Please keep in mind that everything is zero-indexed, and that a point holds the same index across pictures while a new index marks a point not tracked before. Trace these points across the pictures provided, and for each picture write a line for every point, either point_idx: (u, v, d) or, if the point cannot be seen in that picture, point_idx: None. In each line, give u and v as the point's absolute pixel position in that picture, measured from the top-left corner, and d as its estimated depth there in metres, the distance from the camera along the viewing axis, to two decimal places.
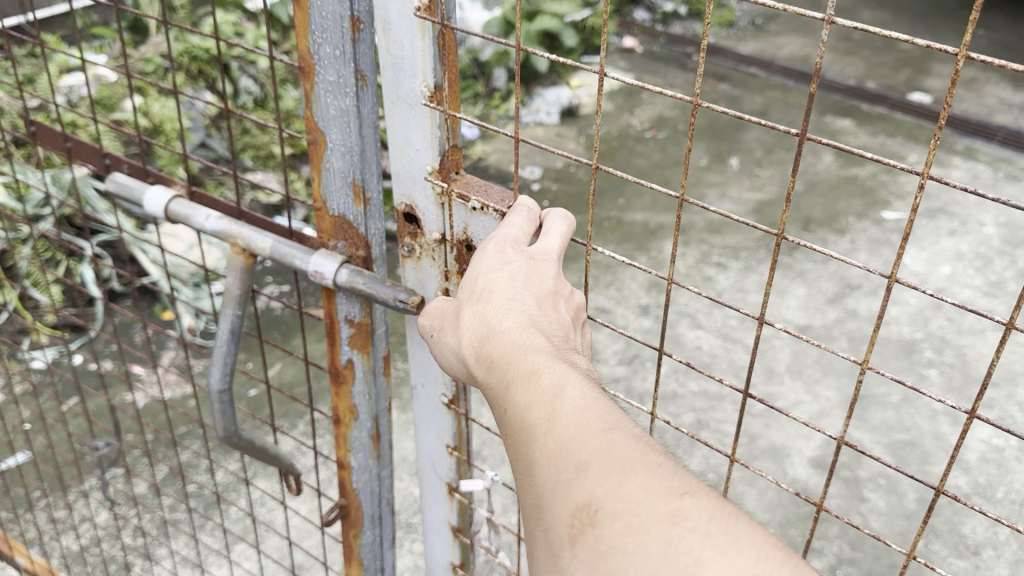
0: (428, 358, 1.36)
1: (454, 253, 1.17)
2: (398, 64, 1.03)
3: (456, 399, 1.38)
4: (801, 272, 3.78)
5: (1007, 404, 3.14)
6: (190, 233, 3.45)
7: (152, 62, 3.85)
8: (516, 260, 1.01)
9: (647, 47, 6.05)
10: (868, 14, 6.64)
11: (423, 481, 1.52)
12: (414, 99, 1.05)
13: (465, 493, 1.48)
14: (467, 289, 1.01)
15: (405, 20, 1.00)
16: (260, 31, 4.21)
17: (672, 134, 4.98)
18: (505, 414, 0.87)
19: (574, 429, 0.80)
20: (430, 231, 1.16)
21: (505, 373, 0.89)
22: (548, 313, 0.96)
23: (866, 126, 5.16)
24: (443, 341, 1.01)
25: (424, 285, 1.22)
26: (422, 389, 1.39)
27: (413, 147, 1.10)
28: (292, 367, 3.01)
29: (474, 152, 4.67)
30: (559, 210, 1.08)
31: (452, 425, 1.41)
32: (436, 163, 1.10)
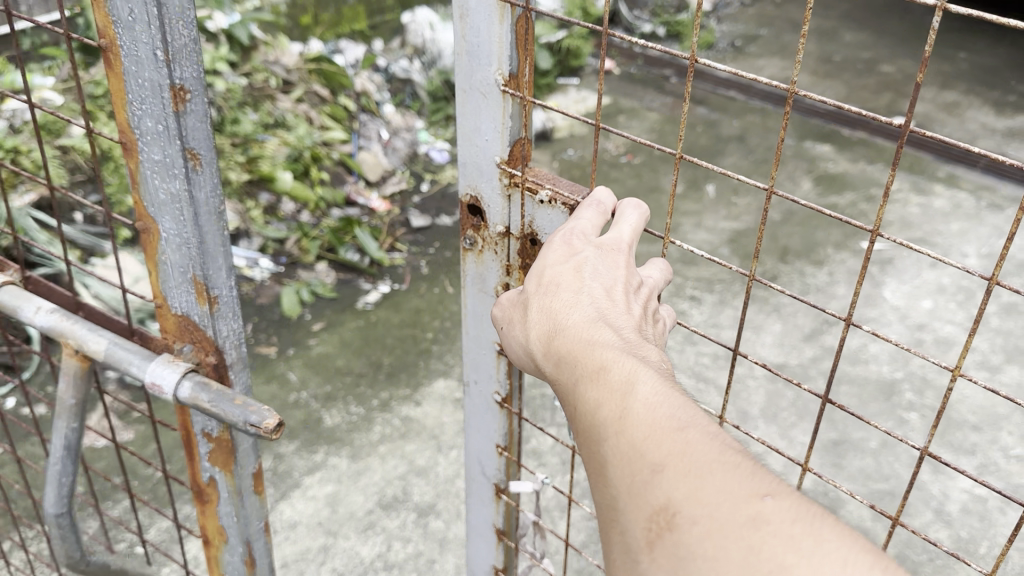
0: (483, 356, 1.41)
1: (517, 246, 1.25)
2: (475, 52, 1.13)
3: (508, 398, 1.43)
4: (778, 306, 3.65)
5: (990, 450, 2.99)
6: (135, 266, 3.28)
7: (102, 84, 3.68)
8: (585, 252, 1.03)
9: (625, 69, 5.93)
10: (850, 36, 6.57)
11: (470, 481, 1.58)
12: (488, 87, 1.14)
13: (512, 495, 1.54)
14: (538, 282, 1.04)
15: (484, 10, 1.09)
16: (218, 53, 4.11)
17: (648, 159, 4.85)
18: (576, 411, 0.88)
19: (646, 427, 0.79)
20: (494, 224, 1.25)
21: (575, 368, 0.91)
22: (617, 307, 0.97)
23: (846, 151, 5.04)
24: (513, 335, 1.06)
25: (484, 278, 1.32)
26: (475, 386, 1.45)
27: (483, 138, 1.19)
28: None
29: (444, 177, 4.51)
30: (630, 201, 1.10)
31: (502, 424, 1.46)
32: (506, 152, 1.19)
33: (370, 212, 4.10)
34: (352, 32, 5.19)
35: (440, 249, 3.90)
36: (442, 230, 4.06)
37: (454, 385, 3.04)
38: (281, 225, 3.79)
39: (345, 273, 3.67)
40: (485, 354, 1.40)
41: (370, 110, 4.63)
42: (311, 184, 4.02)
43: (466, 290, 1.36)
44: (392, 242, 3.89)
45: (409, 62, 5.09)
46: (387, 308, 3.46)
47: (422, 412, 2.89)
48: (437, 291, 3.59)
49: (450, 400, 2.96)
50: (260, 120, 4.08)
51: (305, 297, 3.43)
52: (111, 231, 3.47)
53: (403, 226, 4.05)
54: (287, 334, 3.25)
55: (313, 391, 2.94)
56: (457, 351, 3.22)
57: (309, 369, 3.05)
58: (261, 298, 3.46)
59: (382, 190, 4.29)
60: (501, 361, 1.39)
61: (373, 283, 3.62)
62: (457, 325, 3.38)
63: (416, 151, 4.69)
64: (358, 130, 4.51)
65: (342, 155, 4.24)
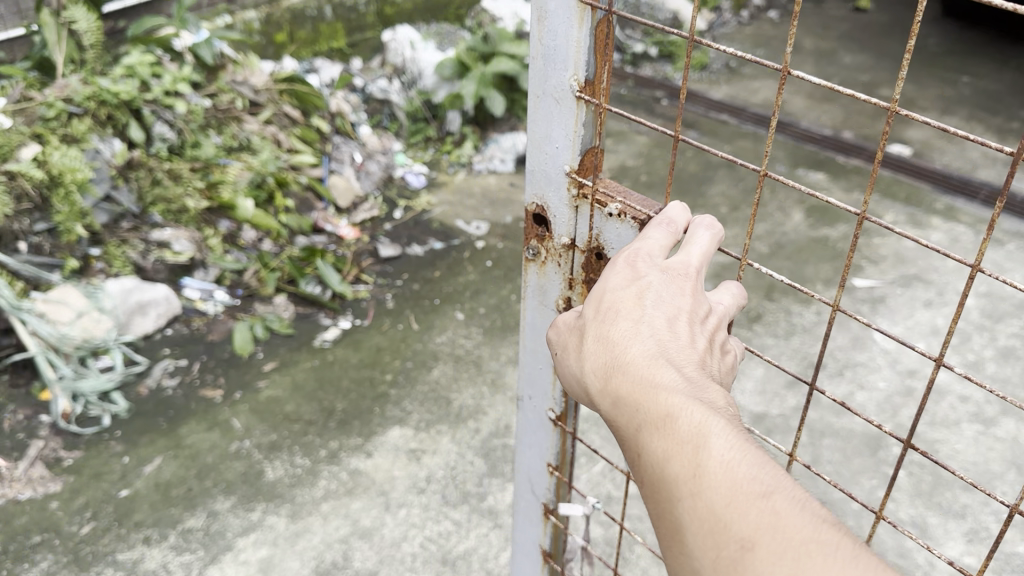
0: (539, 371, 1.42)
1: (581, 259, 1.24)
2: (550, 55, 1.09)
3: (562, 417, 1.43)
4: (760, 349, 3.46)
5: (982, 513, 2.79)
6: (80, 299, 3.06)
7: (54, 106, 3.46)
8: (649, 275, 1.00)
9: (614, 90, 5.75)
10: (849, 58, 6.38)
11: (522, 498, 1.62)
12: (561, 93, 1.11)
13: (560, 514, 1.58)
14: (597, 307, 1.02)
15: (562, 12, 1.05)
16: (181, 72, 3.91)
17: (634, 186, 4.65)
18: (639, 459, 0.89)
19: (727, 496, 0.80)
20: (559, 235, 1.24)
21: (635, 410, 0.90)
22: (678, 338, 0.95)
23: (840, 180, 4.86)
24: (568, 362, 1.04)
25: (546, 291, 1.32)
26: (530, 402, 1.46)
27: (553, 145, 1.17)
28: (175, 461, 2.67)
29: (419, 204, 4.33)
30: (703, 218, 1.06)
31: (554, 442, 1.47)
32: (575, 162, 1.16)
33: (337, 240, 3.94)
34: (329, 50, 5.15)
35: (408, 282, 3.71)
36: (412, 260, 3.87)
37: (410, 434, 2.85)
38: (240, 255, 3.62)
39: (304, 306, 3.49)
40: (541, 370, 1.41)
41: (345, 132, 4.49)
42: (275, 212, 3.85)
43: (525, 301, 1.37)
44: (358, 274, 3.72)
45: (387, 81, 4.97)
46: (345, 347, 3.28)
47: (372, 465, 2.70)
48: (400, 328, 3.40)
49: (404, 451, 2.76)
50: (224, 143, 3.87)
51: (259, 333, 3.26)
52: (59, 260, 3.25)
53: (370, 256, 3.87)
54: (236, 375, 3.07)
55: (257, 440, 2.77)
56: (415, 397, 3.03)
57: (255, 416, 2.88)
58: (213, 334, 3.27)
59: (353, 217, 4.11)
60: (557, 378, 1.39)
61: (333, 318, 3.44)
62: (419, 367, 3.19)
63: (392, 176, 4.52)
64: (330, 154, 4.33)
65: (311, 179, 4.04)
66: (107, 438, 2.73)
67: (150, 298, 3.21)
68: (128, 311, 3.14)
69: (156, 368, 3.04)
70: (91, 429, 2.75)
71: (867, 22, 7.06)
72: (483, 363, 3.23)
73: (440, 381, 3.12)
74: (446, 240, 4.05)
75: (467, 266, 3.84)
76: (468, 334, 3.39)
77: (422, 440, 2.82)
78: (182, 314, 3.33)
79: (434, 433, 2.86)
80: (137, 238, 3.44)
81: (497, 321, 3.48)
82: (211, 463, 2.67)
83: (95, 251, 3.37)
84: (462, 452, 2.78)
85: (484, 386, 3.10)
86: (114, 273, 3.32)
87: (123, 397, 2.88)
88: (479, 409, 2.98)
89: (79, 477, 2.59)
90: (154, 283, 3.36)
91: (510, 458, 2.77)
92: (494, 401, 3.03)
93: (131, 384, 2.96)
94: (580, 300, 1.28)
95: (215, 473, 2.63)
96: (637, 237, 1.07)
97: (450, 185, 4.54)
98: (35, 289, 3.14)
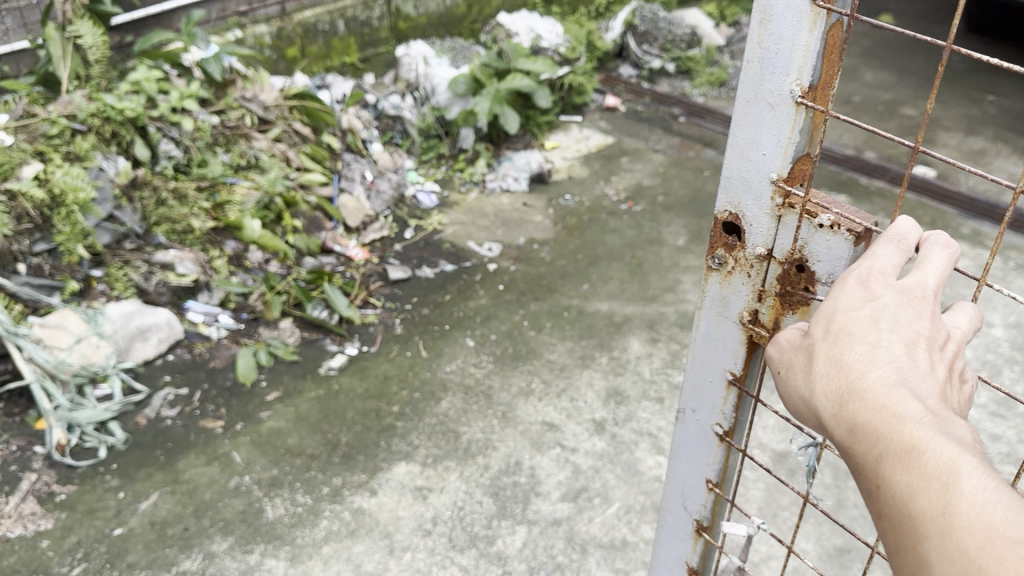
0: (708, 383, 1.25)
1: (776, 273, 1.09)
2: (770, 59, 0.96)
3: (730, 432, 1.27)
4: None
5: None
6: (80, 324, 2.97)
7: (57, 122, 3.38)
8: (886, 296, 0.85)
9: (630, 106, 5.64)
10: (870, 74, 6.24)
11: (666, 513, 1.45)
12: (779, 98, 0.98)
13: (714, 534, 1.40)
14: (825, 326, 0.87)
15: (792, 11, 0.93)
16: (188, 88, 3.82)
17: (651, 207, 4.49)
18: (878, 496, 0.75)
19: (994, 552, 0.66)
20: (753, 246, 1.09)
21: (875, 441, 0.77)
22: (924, 364, 0.80)
23: (863, 203, 4.69)
24: (789, 385, 0.90)
25: (729, 303, 1.16)
26: (692, 416, 1.30)
27: (760, 152, 1.03)
28: (172, 497, 2.57)
29: (430, 223, 4.22)
30: (941, 238, 0.91)
31: (718, 459, 1.31)
32: (785, 171, 1.02)
33: (346, 261, 3.84)
34: (342, 65, 5.09)
35: (418, 306, 3.60)
36: (422, 283, 3.76)
37: (416, 470, 2.73)
38: (246, 277, 3.53)
39: (310, 331, 3.39)
40: (712, 384, 1.25)
41: (356, 149, 4.40)
42: (282, 232, 3.75)
43: (701, 311, 1.21)
44: (366, 296, 3.61)
45: (399, 97, 4.88)
46: (351, 375, 3.17)
47: (376, 504, 2.59)
48: (409, 355, 3.29)
49: (410, 489, 2.66)
50: (231, 161, 3.79)
51: (263, 360, 3.16)
52: (59, 282, 3.16)
53: (379, 278, 3.76)
54: (238, 405, 2.97)
55: (258, 476, 2.67)
56: (422, 430, 2.92)
57: (256, 449, 2.78)
58: (216, 360, 3.17)
59: (362, 237, 4.01)
60: (730, 392, 1.23)
61: (340, 344, 3.34)
62: (427, 398, 3.07)
63: (403, 195, 4.41)
64: (341, 171, 4.23)
65: (320, 199, 3.96)
66: (102, 471, 2.64)
67: (151, 323, 3.13)
68: (128, 337, 3.06)
69: (155, 397, 2.95)
70: (86, 461, 2.66)
71: (890, 38, 6.92)
72: (493, 394, 3.11)
73: (448, 413, 3.00)
74: (458, 262, 3.94)
75: (478, 290, 3.73)
76: (478, 363, 3.27)
77: (429, 477, 2.71)
78: (184, 339, 3.24)
79: (442, 469, 2.74)
80: (140, 260, 3.34)
81: (507, 349, 3.36)
82: (210, 500, 2.57)
83: (97, 272, 3.27)
84: (470, 490, 2.67)
85: (494, 419, 2.98)
86: (115, 296, 3.24)
87: (120, 428, 2.78)
88: (489, 444, 2.87)
89: (72, 512, 2.50)
90: (156, 307, 3.28)
91: (520, 498, 2.65)
92: (504, 435, 2.91)
93: (129, 413, 2.87)
94: (769, 316, 1.12)
95: (214, 511, 2.53)
96: (862, 255, 0.93)
97: (462, 204, 4.43)
98: (33, 312, 3.06)
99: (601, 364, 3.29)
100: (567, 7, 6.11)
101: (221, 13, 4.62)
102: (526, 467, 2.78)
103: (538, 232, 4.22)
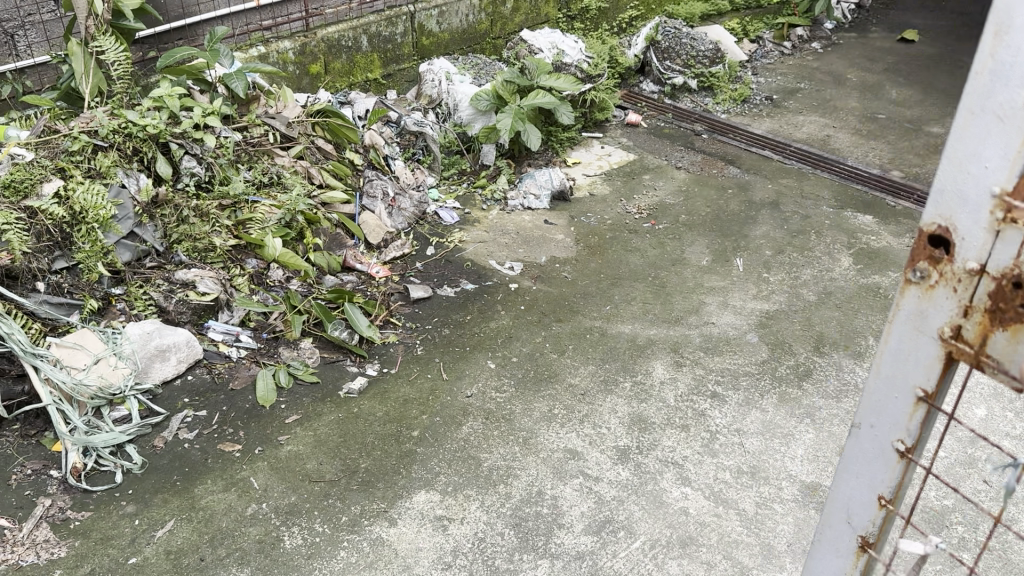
0: (891, 395, 1.07)
1: (985, 298, 0.91)
2: (1002, 71, 0.83)
3: (914, 449, 1.07)
4: (811, 411, 3.16)
5: None
6: (98, 344, 2.96)
7: (79, 139, 3.36)
8: None
9: (653, 123, 5.60)
10: (896, 92, 6.15)
11: (829, 529, 1.25)
12: (1013, 108, 0.83)
13: (880, 557, 1.19)
14: None
15: None
16: (211, 105, 3.78)
17: (674, 226, 4.42)
18: None
19: None
20: (963, 262, 0.92)
21: None
22: None
23: (890, 224, 4.52)
24: None
25: (927, 316, 0.98)
26: (870, 431, 1.12)
27: (981, 164, 0.87)
28: (188, 524, 2.53)
29: (451, 241, 4.17)
30: None
31: (895, 477, 1.11)
32: (1013, 184, 0.85)
33: (367, 279, 3.78)
34: (365, 81, 5.11)
35: (438, 326, 3.55)
36: (442, 302, 3.70)
37: (436, 499, 2.68)
38: (267, 296, 3.48)
39: (330, 352, 3.33)
40: (897, 397, 1.06)
41: (378, 165, 4.40)
42: (304, 250, 3.74)
43: (893, 322, 1.04)
44: (386, 316, 3.56)
45: (422, 114, 4.86)
46: (371, 398, 3.12)
47: (396, 534, 2.54)
48: (429, 378, 3.23)
49: (430, 519, 2.60)
50: (253, 178, 3.75)
51: (282, 381, 3.12)
52: (79, 300, 3.12)
53: (399, 297, 3.71)
54: (256, 428, 2.92)
55: (276, 503, 2.62)
56: (442, 457, 2.85)
57: (274, 474, 2.73)
58: (235, 381, 3.13)
59: (383, 255, 3.97)
60: (917, 409, 1.04)
61: (360, 365, 3.29)
62: (448, 423, 3.01)
63: (424, 212, 4.36)
64: (362, 188, 4.22)
65: (341, 217, 3.94)
66: (118, 497, 2.60)
67: (171, 342, 3.09)
68: (147, 357, 3.02)
69: (174, 419, 2.92)
70: (102, 486, 2.63)
71: (916, 53, 6.83)
72: (515, 419, 3.04)
73: (469, 438, 2.94)
74: (478, 281, 3.88)
75: (499, 310, 3.67)
76: (499, 386, 3.21)
77: (449, 506, 2.65)
78: (203, 358, 3.20)
79: (463, 498, 2.69)
80: (160, 278, 3.32)
81: (529, 371, 3.30)
82: (226, 528, 2.52)
83: (117, 290, 3.25)
84: (492, 521, 2.61)
85: (515, 445, 2.92)
86: (135, 315, 3.20)
87: (137, 451, 2.75)
88: (510, 472, 2.80)
89: (86, 540, 2.45)
90: (176, 327, 3.22)
91: (543, 530, 2.59)
92: (526, 463, 2.84)
93: (147, 436, 2.84)
94: (975, 333, 0.93)
95: (231, 540, 2.48)
96: None
97: (483, 222, 4.38)
98: (52, 331, 3.02)
99: (624, 389, 3.22)
100: (590, 23, 6.25)
101: (245, 27, 4.62)
102: (549, 497, 2.71)
103: (559, 251, 4.16)
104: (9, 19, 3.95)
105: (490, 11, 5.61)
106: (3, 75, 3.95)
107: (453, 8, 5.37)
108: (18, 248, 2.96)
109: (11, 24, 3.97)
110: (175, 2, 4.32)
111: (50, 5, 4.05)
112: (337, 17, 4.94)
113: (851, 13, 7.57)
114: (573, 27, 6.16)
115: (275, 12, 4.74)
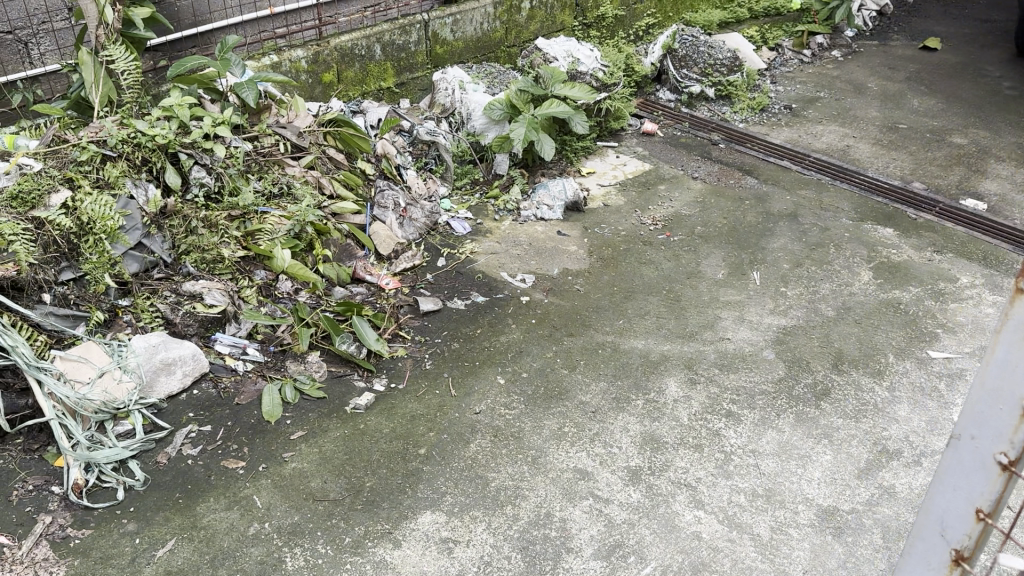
0: (997, 407, 1.03)
1: None
2: None
3: (1019, 462, 1.03)
4: (828, 432, 3.08)
5: None
6: (103, 357, 2.94)
7: (87, 149, 3.33)
8: None
9: (669, 132, 5.53)
10: (917, 101, 6.04)
11: (919, 541, 1.19)
12: None
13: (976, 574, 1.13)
14: None
15: None
16: (222, 114, 3.74)
17: (688, 238, 4.34)
18: None
19: None
20: None
21: None
22: None
23: (911, 237, 4.42)
24: None
25: None
26: (970, 443, 1.07)
27: None
28: (189, 544, 2.48)
29: (463, 252, 4.12)
30: None
31: (995, 492, 1.06)
32: None
33: (377, 291, 3.73)
34: (378, 89, 5.08)
35: (448, 339, 3.49)
36: (452, 316, 3.64)
37: (442, 520, 2.62)
38: (275, 308, 3.44)
39: (337, 366, 3.28)
40: (1001, 409, 1.02)
41: (390, 176, 4.33)
42: (313, 261, 3.69)
43: (1001, 331, 1.00)
44: (395, 329, 3.51)
45: (435, 123, 4.82)
46: (378, 414, 3.06)
47: (400, 557, 2.48)
48: (438, 394, 3.18)
49: (435, 541, 2.54)
50: (263, 189, 3.71)
51: (288, 396, 3.07)
52: (85, 312, 3.09)
53: (409, 310, 3.66)
54: (260, 445, 2.87)
55: (279, 523, 2.57)
56: (449, 476, 2.80)
57: (278, 492, 2.69)
58: (240, 396, 3.08)
59: (393, 266, 3.92)
60: None
61: (368, 380, 3.24)
62: (456, 440, 2.95)
63: (435, 222, 4.31)
64: (373, 199, 4.18)
65: (352, 228, 3.89)
66: (119, 514, 2.56)
67: (177, 356, 3.05)
68: (152, 371, 2.98)
69: (178, 435, 2.88)
70: (103, 503, 2.59)
71: (938, 62, 6.71)
72: (524, 437, 2.98)
73: (477, 457, 2.88)
74: (489, 293, 3.82)
75: (510, 323, 3.61)
76: (508, 403, 3.14)
77: (455, 528, 2.59)
78: (210, 372, 3.16)
79: (469, 519, 2.63)
80: (167, 289, 3.29)
81: (540, 387, 3.23)
82: (228, 548, 2.48)
83: (124, 302, 3.21)
84: (498, 544, 2.55)
85: (524, 464, 2.85)
86: (141, 327, 3.17)
87: (140, 467, 2.72)
88: (518, 492, 2.74)
89: (86, 559, 2.41)
90: (182, 340, 3.18)
91: (551, 555, 2.52)
92: (535, 483, 2.78)
93: (150, 451, 2.81)
94: None
95: (232, 561, 2.44)
96: None
97: (495, 233, 4.33)
98: (57, 343, 3.00)
99: (636, 407, 3.14)
100: (607, 32, 6.22)
101: (257, 35, 4.63)
102: (557, 519, 2.65)
103: (572, 263, 4.09)
104: (22, 26, 3.94)
105: (506, 19, 5.57)
106: (14, 83, 3.96)
107: (468, 17, 5.33)
108: (24, 260, 2.93)
109: (24, 32, 3.96)
110: (188, 11, 4.34)
111: (63, 14, 4.04)
112: (350, 26, 4.94)
113: (873, 21, 7.46)
114: (588, 35, 6.12)
115: (289, 20, 4.73)
